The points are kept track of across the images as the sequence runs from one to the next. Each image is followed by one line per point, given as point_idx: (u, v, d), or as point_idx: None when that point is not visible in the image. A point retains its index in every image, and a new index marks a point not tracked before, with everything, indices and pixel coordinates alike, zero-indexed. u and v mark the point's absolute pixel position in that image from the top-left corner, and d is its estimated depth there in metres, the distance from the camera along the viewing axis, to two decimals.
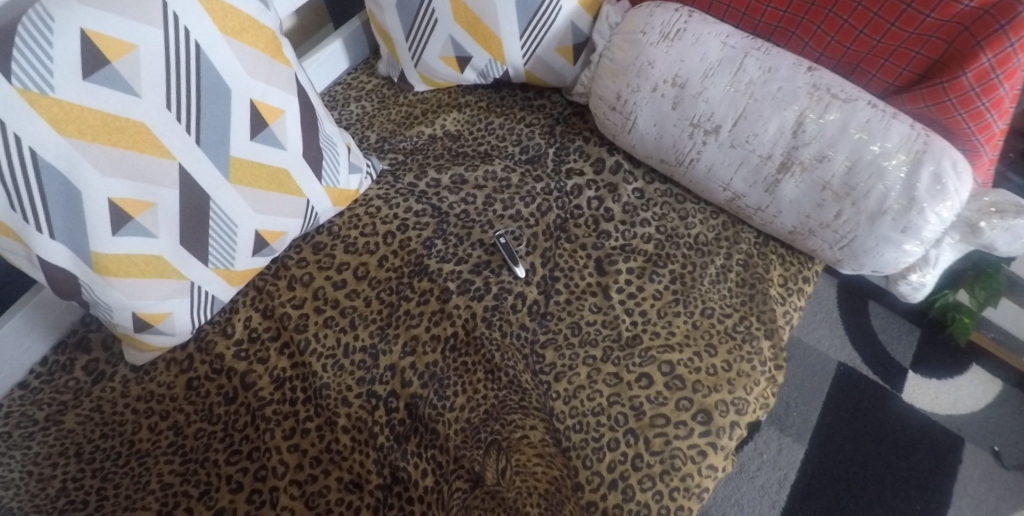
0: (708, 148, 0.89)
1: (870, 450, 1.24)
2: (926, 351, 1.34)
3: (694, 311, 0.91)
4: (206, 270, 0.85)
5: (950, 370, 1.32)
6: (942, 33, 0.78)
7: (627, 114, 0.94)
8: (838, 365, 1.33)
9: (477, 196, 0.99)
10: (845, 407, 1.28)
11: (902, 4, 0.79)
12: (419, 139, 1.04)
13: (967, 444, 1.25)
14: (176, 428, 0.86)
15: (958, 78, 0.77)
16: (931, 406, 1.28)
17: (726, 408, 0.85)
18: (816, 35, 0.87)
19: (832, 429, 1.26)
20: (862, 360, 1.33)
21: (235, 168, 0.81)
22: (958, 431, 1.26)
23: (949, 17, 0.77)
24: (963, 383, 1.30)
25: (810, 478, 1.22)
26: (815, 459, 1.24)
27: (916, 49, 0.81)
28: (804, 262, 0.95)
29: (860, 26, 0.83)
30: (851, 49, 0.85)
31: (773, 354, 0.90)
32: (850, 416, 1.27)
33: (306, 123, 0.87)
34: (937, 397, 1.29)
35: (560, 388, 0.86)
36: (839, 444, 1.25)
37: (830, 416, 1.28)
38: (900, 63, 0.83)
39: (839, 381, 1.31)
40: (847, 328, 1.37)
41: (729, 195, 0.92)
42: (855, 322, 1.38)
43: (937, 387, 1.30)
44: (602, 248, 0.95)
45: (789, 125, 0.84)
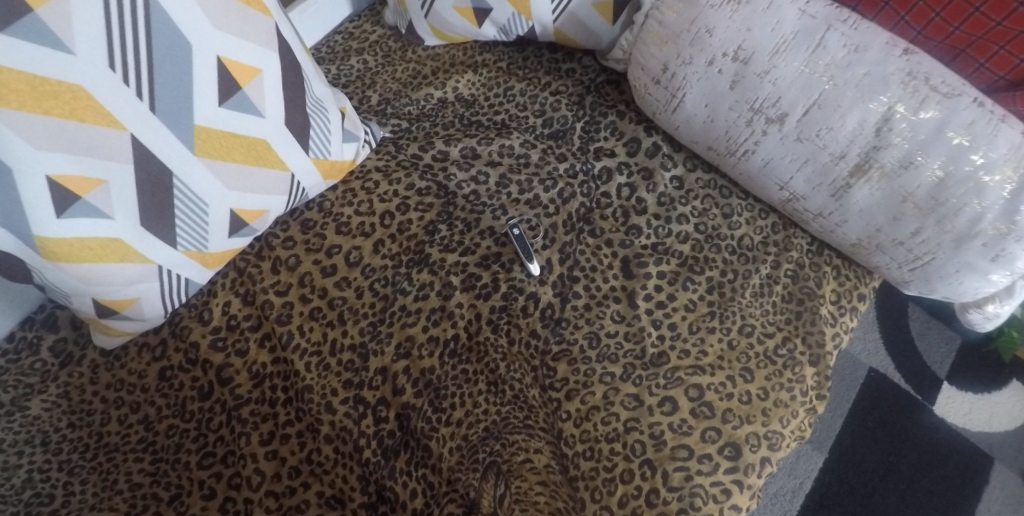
0: (768, 139, 0.75)
1: (894, 464, 1.14)
2: (964, 363, 1.21)
3: (730, 328, 0.79)
4: (175, 252, 0.74)
5: (988, 385, 1.20)
6: None
7: (674, 90, 0.80)
8: (869, 371, 1.21)
9: (489, 175, 0.86)
10: (870, 415, 1.18)
11: None
12: (427, 103, 0.91)
13: (997, 466, 1.14)
14: (146, 422, 0.78)
15: None
16: (964, 421, 1.17)
17: (758, 443, 0.75)
18: (917, 8, 0.70)
19: (854, 438, 1.16)
20: (895, 367, 1.21)
21: (203, 139, 0.69)
22: (988, 451, 1.15)
23: None
24: (1001, 400, 1.18)
25: (826, 488, 1.12)
26: (833, 469, 1.13)
27: None
28: (862, 276, 0.83)
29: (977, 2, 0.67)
30: (961, 30, 0.68)
31: (816, 382, 0.79)
32: (874, 426, 1.17)
33: (288, 85, 0.74)
34: (971, 412, 1.18)
35: (570, 409, 0.76)
36: (860, 454, 1.15)
37: (854, 424, 1.17)
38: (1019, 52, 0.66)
39: (868, 389, 1.20)
40: (881, 331, 1.25)
41: (786, 195, 0.78)
42: (890, 324, 1.25)
43: (973, 401, 1.18)
44: (630, 246, 0.83)
45: (873, 121, 0.69)
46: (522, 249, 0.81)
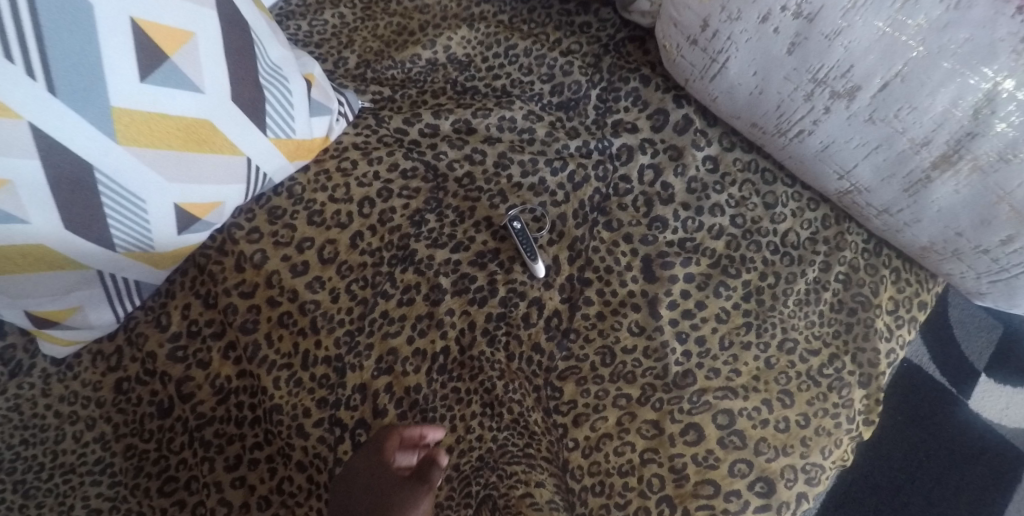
0: (832, 117, 0.61)
1: (923, 462, 0.97)
2: (1008, 353, 1.02)
3: (769, 343, 0.67)
4: (114, 256, 0.63)
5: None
6: None
7: (714, 53, 0.64)
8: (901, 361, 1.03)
9: (486, 154, 0.73)
10: (899, 406, 1.00)
11: None
12: (414, 65, 0.77)
13: None
14: (103, 441, 0.69)
15: None
16: (1001, 417, 0.99)
17: (793, 477, 0.64)
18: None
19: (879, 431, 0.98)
20: (930, 357, 1.03)
21: (123, 124, 0.55)
22: None
23: None
24: None
25: (845, 487, 0.96)
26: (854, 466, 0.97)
27: None
28: (924, 280, 0.71)
29: None
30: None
31: (864, 406, 0.67)
32: (902, 418, 0.99)
33: (224, 51, 0.60)
34: (1011, 408, 1.00)
35: (579, 437, 0.65)
36: (885, 450, 0.97)
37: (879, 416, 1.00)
38: None
39: (898, 379, 1.01)
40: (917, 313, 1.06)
41: (846, 186, 0.65)
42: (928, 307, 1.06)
43: (1013, 396, 1.00)
44: (654, 243, 0.70)
45: (971, 100, 0.54)
46: (522, 246, 0.68)
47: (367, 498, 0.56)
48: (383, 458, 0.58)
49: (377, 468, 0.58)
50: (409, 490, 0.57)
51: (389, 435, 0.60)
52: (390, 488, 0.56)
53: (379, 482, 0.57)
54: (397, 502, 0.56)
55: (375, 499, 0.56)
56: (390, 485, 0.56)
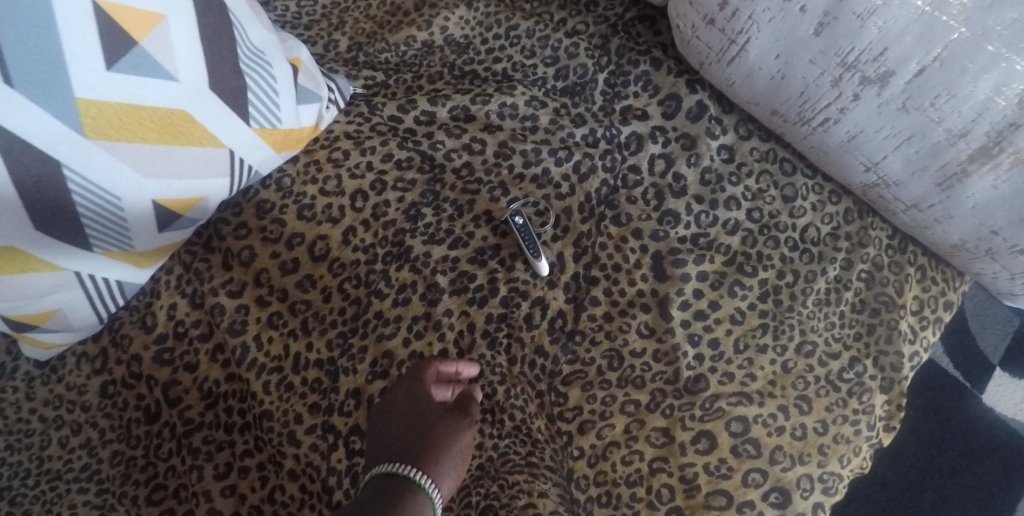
0: (860, 105, 0.56)
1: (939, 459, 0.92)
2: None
3: (786, 345, 0.63)
4: (90, 257, 0.60)
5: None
6: None
7: (733, 33, 0.59)
8: None
9: (486, 143, 0.68)
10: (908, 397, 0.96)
11: None
12: (409, 48, 0.73)
13: None
14: (89, 447, 0.66)
15: None
16: (1016, 412, 0.94)
17: (810, 488, 0.60)
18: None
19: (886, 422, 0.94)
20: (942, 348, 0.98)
21: (92, 117, 0.50)
22: None
23: None
24: None
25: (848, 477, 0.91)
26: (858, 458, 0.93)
27: None
28: (951, 278, 0.67)
29: None
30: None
31: (885, 412, 0.64)
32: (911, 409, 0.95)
33: (200, 35, 0.55)
34: None
35: (584, 445, 0.62)
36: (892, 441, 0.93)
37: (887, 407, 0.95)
38: None
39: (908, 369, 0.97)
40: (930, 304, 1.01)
41: (873, 178, 0.60)
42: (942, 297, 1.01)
43: None
44: (664, 239, 0.65)
45: (1018, 88, 0.49)
46: (528, 242, 0.64)
47: (410, 424, 0.55)
48: (424, 387, 0.57)
49: (417, 399, 0.57)
50: (451, 419, 0.56)
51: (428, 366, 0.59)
52: (435, 415, 0.56)
53: (423, 409, 0.56)
54: (441, 428, 0.55)
55: (419, 425, 0.55)
56: (433, 413, 0.56)
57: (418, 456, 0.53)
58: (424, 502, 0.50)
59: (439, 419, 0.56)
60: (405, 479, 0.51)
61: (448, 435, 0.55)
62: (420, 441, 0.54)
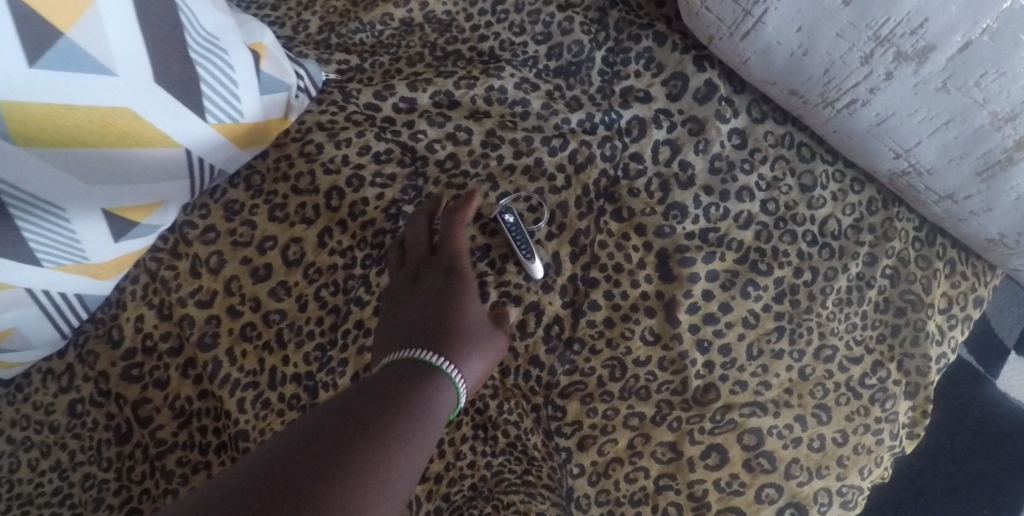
0: (893, 84, 0.49)
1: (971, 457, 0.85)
2: None
3: (804, 350, 0.58)
4: (40, 271, 0.53)
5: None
6: None
7: (748, 3, 0.52)
8: None
9: (472, 133, 0.62)
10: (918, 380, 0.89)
11: None
12: (385, 26, 0.66)
13: None
14: (59, 470, 0.61)
15: None
16: None
17: (827, 502, 0.56)
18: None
19: None
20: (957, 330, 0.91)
21: (18, 120, 0.44)
22: None
23: None
24: None
25: None
26: None
27: None
28: (982, 272, 0.61)
29: None
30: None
31: (909, 419, 0.59)
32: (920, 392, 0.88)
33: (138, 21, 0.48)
34: None
35: (585, 462, 0.57)
36: None
37: None
38: None
39: None
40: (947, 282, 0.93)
41: (903, 166, 0.54)
42: None
43: None
44: (670, 235, 0.59)
45: None
46: (520, 245, 0.58)
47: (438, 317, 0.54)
48: (462, 277, 0.56)
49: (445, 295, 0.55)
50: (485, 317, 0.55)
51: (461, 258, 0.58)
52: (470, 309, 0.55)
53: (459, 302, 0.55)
54: (476, 324, 0.54)
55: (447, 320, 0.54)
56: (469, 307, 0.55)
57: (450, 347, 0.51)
58: (447, 395, 0.49)
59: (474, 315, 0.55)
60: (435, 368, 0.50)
61: (481, 332, 0.54)
62: (454, 331, 0.52)
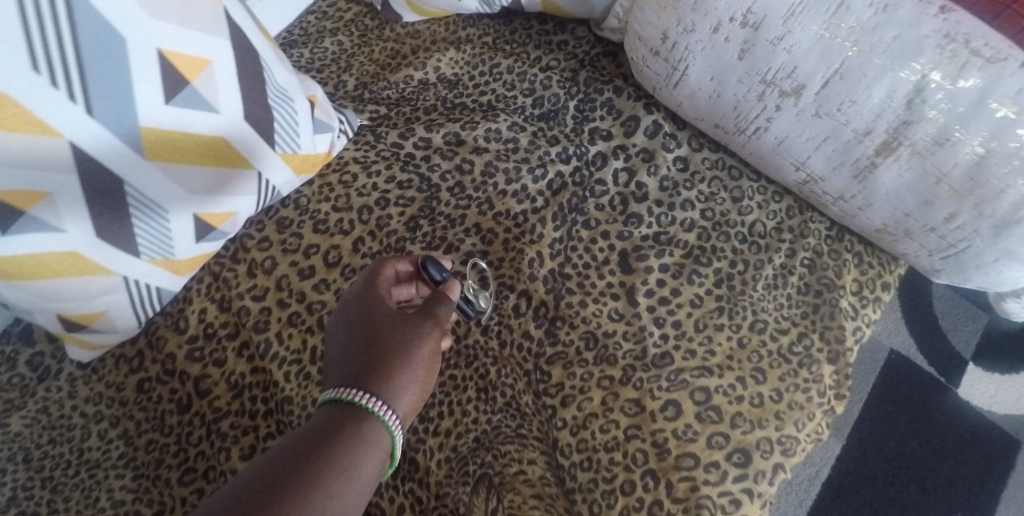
0: (782, 114, 0.67)
1: (916, 450, 1.09)
2: (991, 344, 1.16)
3: (740, 325, 0.72)
4: (139, 262, 0.69)
5: (1016, 365, 1.14)
6: None
7: (675, 62, 0.71)
8: (890, 353, 1.15)
9: (474, 164, 0.79)
10: (892, 400, 1.12)
11: None
12: (407, 85, 0.83)
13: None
14: (126, 437, 0.76)
15: None
16: (990, 404, 1.12)
17: (770, 449, 0.69)
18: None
19: (873, 424, 1.11)
20: (917, 349, 1.16)
21: (151, 142, 0.62)
22: (1016, 434, 1.10)
23: None
24: None
25: (844, 477, 1.08)
26: (851, 458, 1.09)
27: None
28: (887, 262, 0.75)
29: None
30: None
31: (834, 381, 0.72)
32: (896, 411, 1.11)
33: (242, 75, 0.67)
34: (997, 394, 1.12)
35: (567, 417, 0.71)
36: (881, 441, 1.10)
37: (875, 409, 1.12)
38: None
39: (889, 371, 1.14)
40: (904, 313, 1.19)
41: (803, 177, 0.71)
42: (913, 307, 1.19)
43: (999, 383, 1.13)
44: (629, 238, 0.75)
45: (902, 91, 0.60)
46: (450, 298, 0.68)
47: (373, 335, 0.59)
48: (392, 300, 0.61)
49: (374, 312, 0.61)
50: (422, 317, 0.61)
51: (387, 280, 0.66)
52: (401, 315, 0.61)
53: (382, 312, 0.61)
54: (404, 329, 0.60)
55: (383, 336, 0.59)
56: (395, 317, 0.61)
57: (378, 363, 0.57)
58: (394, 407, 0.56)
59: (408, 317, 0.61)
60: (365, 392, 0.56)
61: (415, 334, 0.60)
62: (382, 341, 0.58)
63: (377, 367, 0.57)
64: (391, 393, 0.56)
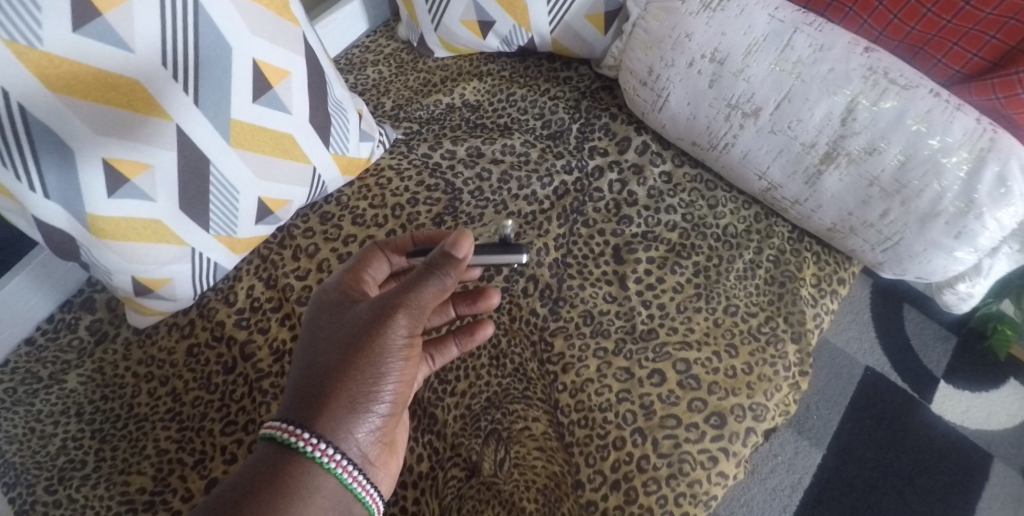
0: (745, 133, 0.82)
1: (891, 461, 1.18)
2: (961, 364, 1.27)
3: (716, 308, 0.85)
4: (207, 237, 0.81)
5: (985, 383, 1.25)
6: (983, 25, 0.71)
7: (658, 91, 0.86)
8: (865, 370, 1.26)
9: (492, 172, 0.92)
10: (868, 413, 1.22)
11: (922, 8, 0.74)
12: (436, 108, 0.98)
13: (997, 462, 1.18)
14: (174, 394, 0.86)
15: (987, 42, 0.72)
16: (962, 419, 1.22)
17: (743, 414, 0.80)
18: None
19: (852, 435, 1.21)
20: (891, 366, 1.26)
21: (236, 132, 0.76)
22: (989, 449, 1.19)
23: (990, 8, 0.70)
24: (998, 398, 1.23)
25: (825, 484, 1.17)
26: (833, 466, 1.18)
27: (953, 41, 0.73)
28: (842, 261, 0.88)
29: (911, 22, 0.75)
30: (996, 38, 0.71)
31: (798, 358, 0.83)
32: (873, 423, 1.22)
33: (312, 86, 0.82)
34: (969, 410, 1.22)
35: (567, 381, 0.82)
36: (859, 452, 1.19)
37: (852, 420, 1.22)
38: (954, 63, 0.74)
39: (865, 385, 1.25)
40: (878, 332, 1.30)
41: (765, 185, 0.85)
42: (886, 327, 1.30)
43: (970, 399, 1.23)
44: (621, 235, 0.89)
45: (839, 111, 0.76)
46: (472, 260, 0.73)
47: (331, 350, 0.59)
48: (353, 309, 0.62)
49: (334, 325, 0.61)
50: (368, 320, 0.60)
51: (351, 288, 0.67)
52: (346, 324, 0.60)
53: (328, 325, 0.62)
54: (343, 341, 0.59)
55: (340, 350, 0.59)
56: (344, 330, 0.60)
57: (313, 387, 0.58)
58: (334, 435, 0.56)
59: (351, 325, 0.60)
60: (298, 423, 0.57)
61: (357, 343, 0.59)
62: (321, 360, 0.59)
63: (314, 391, 0.58)
64: (327, 419, 0.57)
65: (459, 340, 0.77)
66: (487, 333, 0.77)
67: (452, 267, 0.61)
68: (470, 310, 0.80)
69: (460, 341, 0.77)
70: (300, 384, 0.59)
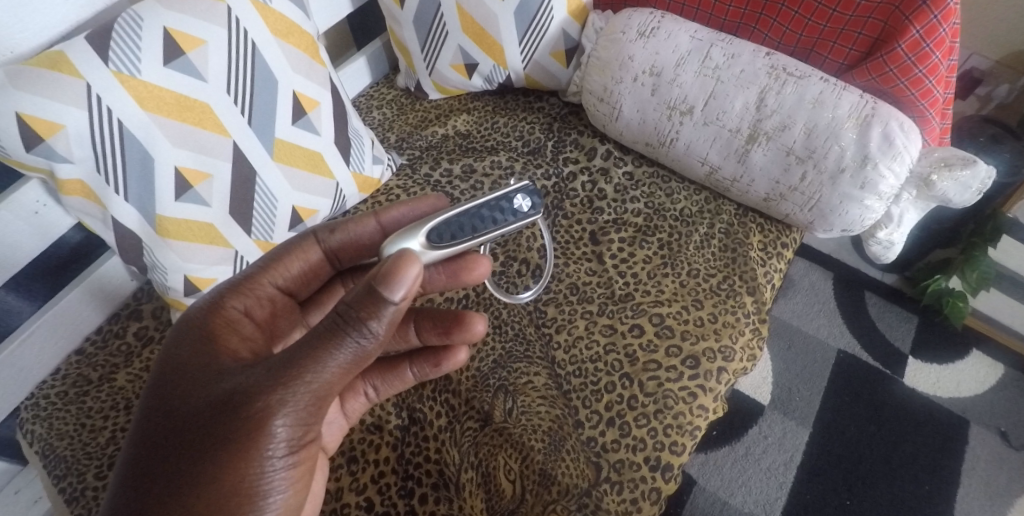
0: (685, 127, 1.01)
1: (875, 433, 1.30)
2: (925, 341, 1.41)
3: (680, 272, 1.00)
4: (249, 241, 0.96)
5: (950, 356, 1.39)
6: (850, 26, 0.93)
7: (613, 104, 1.06)
8: (838, 353, 1.39)
9: (484, 183, 1.10)
10: (846, 392, 1.35)
11: (805, 18, 0.96)
12: (434, 137, 1.18)
13: (972, 425, 1.31)
14: None
15: (857, 37, 0.93)
16: (934, 389, 1.35)
17: (714, 355, 0.93)
18: (817, 10, 0.94)
19: (834, 412, 1.32)
20: (861, 347, 1.40)
21: (278, 148, 0.94)
22: (963, 414, 1.32)
23: (851, 11, 0.92)
24: (964, 367, 1.38)
25: (815, 459, 1.27)
26: (820, 442, 1.29)
27: (834, 40, 0.95)
28: (782, 230, 1.05)
29: (799, 30, 0.97)
30: (862, 33, 0.93)
31: (756, 308, 0.98)
32: (852, 401, 1.34)
33: (336, 115, 1.01)
34: (940, 381, 1.36)
35: (560, 339, 0.96)
36: (843, 427, 1.31)
37: (832, 399, 1.34)
38: (838, 56, 0.96)
39: (839, 367, 1.38)
40: (844, 318, 1.44)
41: (708, 169, 1.03)
42: (853, 313, 1.45)
43: (939, 372, 1.37)
44: (596, 222, 1.06)
45: (754, 101, 0.96)
46: (462, 232, 0.73)
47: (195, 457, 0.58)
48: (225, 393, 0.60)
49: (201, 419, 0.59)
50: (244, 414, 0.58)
51: (224, 355, 0.64)
52: (215, 420, 0.59)
53: (189, 421, 0.60)
54: (200, 458, 0.58)
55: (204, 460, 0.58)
56: (213, 432, 0.58)
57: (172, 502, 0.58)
58: None
59: (214, 429, 0.59)
60: None
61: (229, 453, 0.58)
62: (180, 472, 0.59)
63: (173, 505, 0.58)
64: None
65: (415, 368, 0.83)
66: (456, 360, 0.82)
67: (376, 315, 0.58)
68: (440, 340, 0.81)
69: (425, 369, 0.83)
70: (137, 502, 0.59)
